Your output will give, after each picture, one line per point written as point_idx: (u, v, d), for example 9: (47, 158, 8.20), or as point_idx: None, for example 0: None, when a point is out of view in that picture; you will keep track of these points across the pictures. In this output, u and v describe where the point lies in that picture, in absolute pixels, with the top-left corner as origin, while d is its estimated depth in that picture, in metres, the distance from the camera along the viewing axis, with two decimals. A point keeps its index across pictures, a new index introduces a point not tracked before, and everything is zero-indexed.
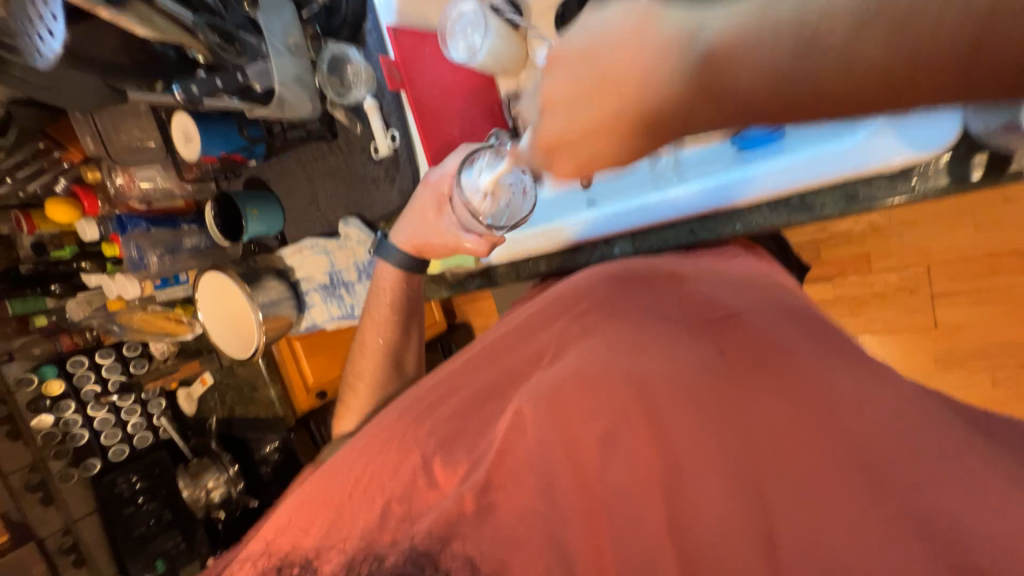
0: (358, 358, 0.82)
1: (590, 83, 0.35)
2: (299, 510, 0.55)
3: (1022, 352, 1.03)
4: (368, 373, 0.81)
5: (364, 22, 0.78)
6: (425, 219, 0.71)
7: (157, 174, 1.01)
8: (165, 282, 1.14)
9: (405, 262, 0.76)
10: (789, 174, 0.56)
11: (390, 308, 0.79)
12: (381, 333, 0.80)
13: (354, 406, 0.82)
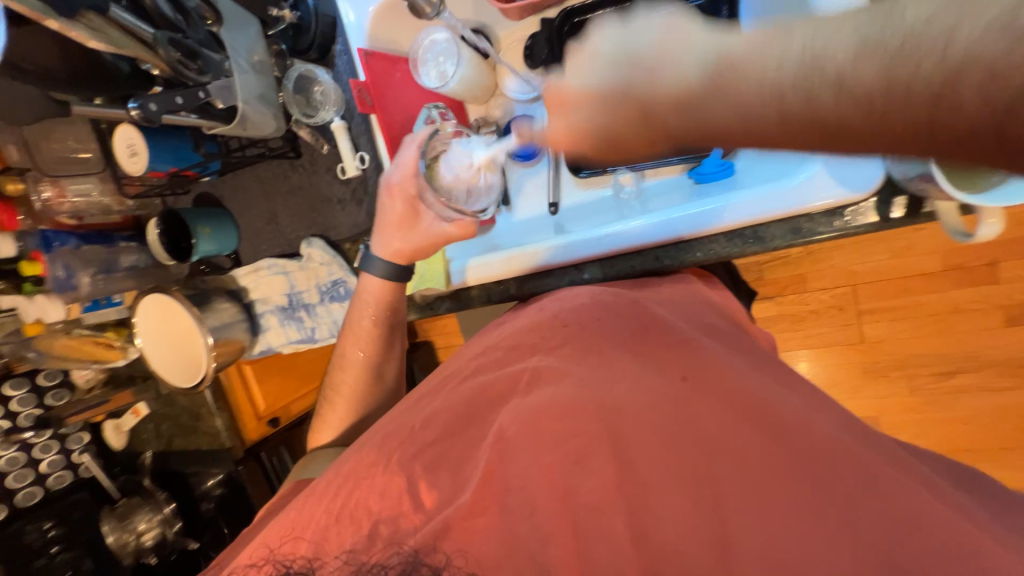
0: (337, 371, 0.80)
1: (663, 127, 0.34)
2: (266, 549, 0.52)
3: (932, 361, 1.16)
4: (346, 388, 0.79)
5: (333, 44, 0.78)
6: (402, 227, 0.71)
7: (93, 188, 0.92)
8: (94, 304, 1.03)
9: (391, 272, 0.73)
10: (743, 209, 0.61)
11: (373, 322, 0.76)
12: (364, 345, 0.77)
13: (331, 421, 0.80)
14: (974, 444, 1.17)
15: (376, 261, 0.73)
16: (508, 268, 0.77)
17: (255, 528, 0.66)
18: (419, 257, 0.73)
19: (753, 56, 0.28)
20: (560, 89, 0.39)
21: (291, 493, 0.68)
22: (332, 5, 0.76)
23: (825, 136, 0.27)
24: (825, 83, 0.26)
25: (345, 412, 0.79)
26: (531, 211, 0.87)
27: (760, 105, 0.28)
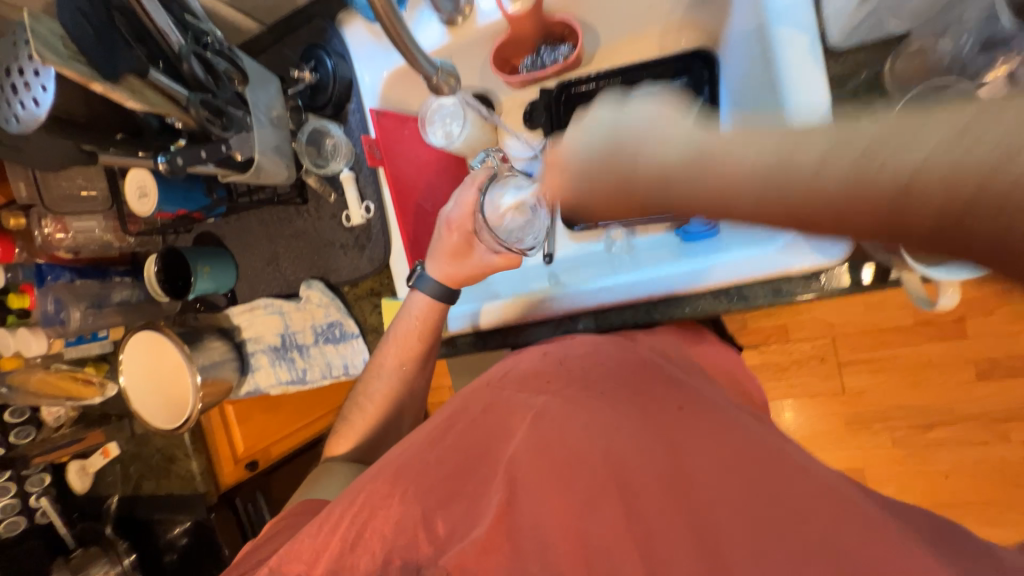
0: (371, 378, 0.80)
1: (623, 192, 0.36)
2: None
3: (911, 415, 1.19)
4: (380, 396, 0.80)
5: (348, 102, 0.83)
6: (459, 256, 0.75)
7: (96, 226, 0.94)
8: (79, 339, 1.01)
9: (440, 293, 0.76)
10: (728, 269, 0.65)
11: (419, 336, 0.77)
12: (401, 358, 0.78)
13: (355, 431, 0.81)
14: (957, 498, 1.18)
15: (426, 280, 0.77)
16: (506, 317, 0.78)
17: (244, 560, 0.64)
18: (469, 282, 0.77)
19: (730, 145, 0.29)
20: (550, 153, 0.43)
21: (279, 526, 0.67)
22: (349, 68, 0.82)
23: (794, 222, 0.28)
24: (802, 158, 0.27)
25: (367, 424, 0.80)
26: (531, 260, 0.92)
27: (718, 181, 0.30)
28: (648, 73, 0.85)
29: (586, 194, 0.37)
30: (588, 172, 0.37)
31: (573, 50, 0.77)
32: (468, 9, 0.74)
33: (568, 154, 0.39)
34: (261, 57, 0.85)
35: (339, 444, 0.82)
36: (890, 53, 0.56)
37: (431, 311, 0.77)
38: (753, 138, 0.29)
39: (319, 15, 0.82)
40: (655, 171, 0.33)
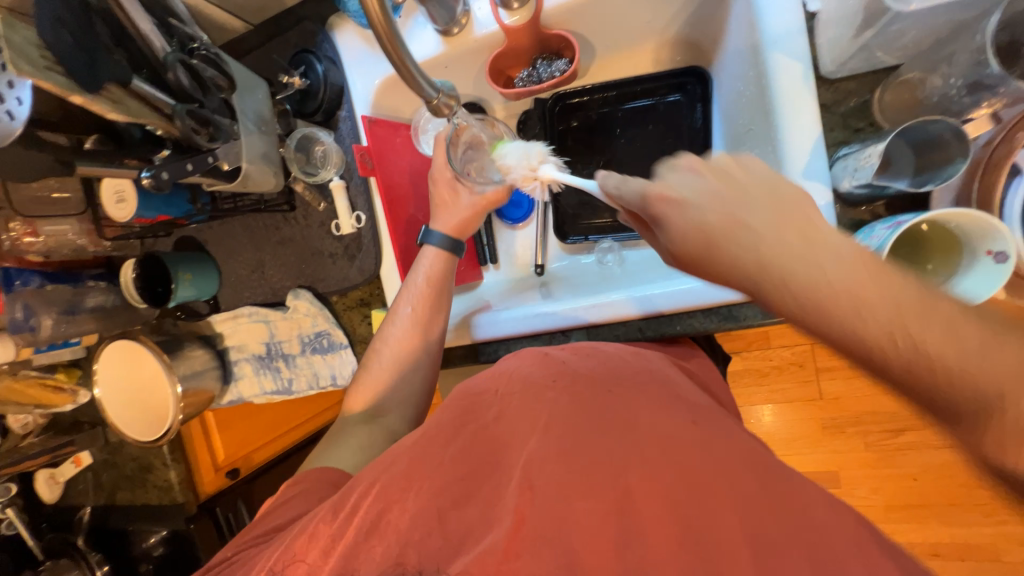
0: (386, 325, 0.77)
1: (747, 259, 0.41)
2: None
3: (885, 420, 1.23)
4: (396, 342, 0.76)
5: (338, 109, 0.81)
6: (449, 204, 0.79)
7: (70, 229, 0.89)
8: (49, 346, 0.97)
9: (449, 245, 0.78)
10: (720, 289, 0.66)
11: (429, 283, 0.76)
12: (416, 307, 0.76)
13: (369, 384, 0.77)
14: (926, 500, 1.23)
15: (433, 233, 0.78)
16: (499, 332, 0.77)
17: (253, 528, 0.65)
18: (470, 229, 0.79)
19: (859, 279, 0.35)
20: (662, 191, 0.46)
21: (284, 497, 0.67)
22: (341, 74, 0.80)
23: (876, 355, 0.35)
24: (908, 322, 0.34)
25: (384, 376, 0.76)
26: (521, 271, 0.94)
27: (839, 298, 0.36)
28: (642, 88, 0.85)
29: (678, 220, 0.45)
30: (694, 199, 0.44)
31: (569, 65, 0.76)
32: (464, 19, 0.73)
33: (686, 178, 0.46)
34: (248, 58, 0.82)
35: (356, 398, 0.78)
36: (878, 83, 0.58)
37: (441, 260, 0.78)
38: (842, 243, 0.37)
39: (309, 18, 0.80)
40: (741, 230, 0.41)
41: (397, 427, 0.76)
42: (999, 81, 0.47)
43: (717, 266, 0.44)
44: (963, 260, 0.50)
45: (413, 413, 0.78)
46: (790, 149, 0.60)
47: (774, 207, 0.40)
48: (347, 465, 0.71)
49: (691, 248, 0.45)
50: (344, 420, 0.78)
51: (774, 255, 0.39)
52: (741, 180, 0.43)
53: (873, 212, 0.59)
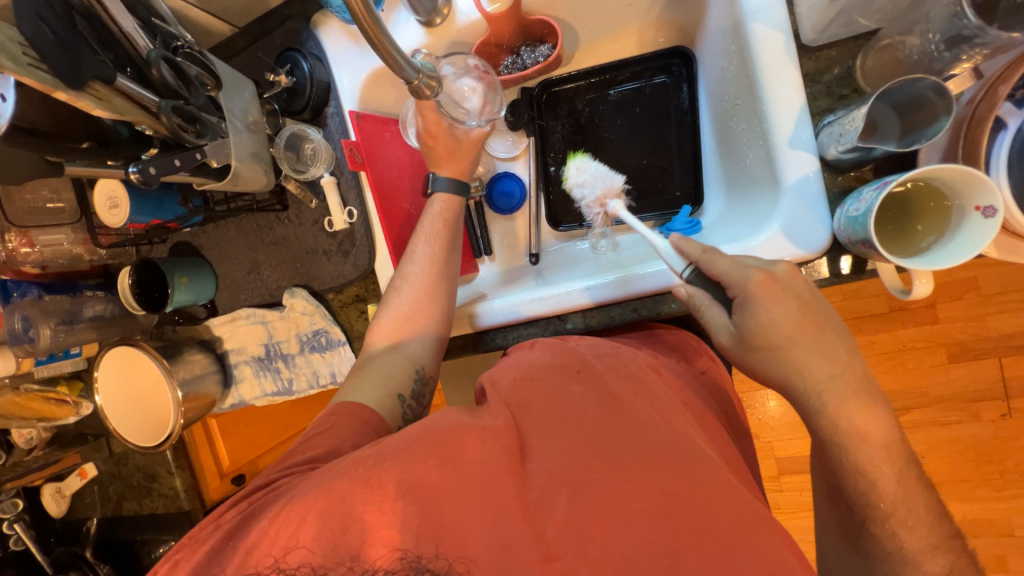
0: (404, 263, 0.74)
1: (816, 360, 0.53)
2: (263, 565, 0.47)
3: (894, 398, 1.23)
4: (418, 281, 0.72)
5: (326, 106, 0.82)
6: (452, 151, 0.76)
7: (65, 239, 0.90)
8: (50, 357, 0.97)
9: (455, 187, 0.76)
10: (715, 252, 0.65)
11: (446, 226, 0.75)
12: (433, 240, 0.74)
13: (387, 325, 0.72)
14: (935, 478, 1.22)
15: (439, 178, 0.76)
16: (495, 320, 0.77)
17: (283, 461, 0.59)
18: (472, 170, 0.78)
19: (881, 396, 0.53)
20: (769, 281, 0.53)
21: (316, 428, 0.61)
22: (327, 71, 0.80)
23: (880, 409, 0.53)
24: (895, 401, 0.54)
25: (404, 308, 0.71)
26: (510, 261, 0.93)
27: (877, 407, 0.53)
28: (628, 71, 0.86)
29: (776, 309, 0.53)
30: (794, 298, 0.53)
31: (553, 50, 0.78)
32: (446, 9, 0.73)
33: (788, 279, 0.54)
34: (234, 60, 0.82)
35: (375, 333, 0.73)
36: (861, 49, 0.58)
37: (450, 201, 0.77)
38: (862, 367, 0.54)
39: (294, 17, 0.80)
40: (818, 337, 0.53)
41: (419, 357, 0.70)
42: (977, 31, 0.48)
43: (774, 356, 0.54)
44: (953, 216, 0.50)
45: (437, 343, 0.72)
46: (774, 120, 0.60)
47: (840, 328, 0.54)
48: (371, 401, 0.65)
49: (769, 337, 0.53)
50: (364, 358, 0.72)
51: (830, 363, 0.53)
52: (817, 296, 0.54)
53: (861, 177, 0.59)
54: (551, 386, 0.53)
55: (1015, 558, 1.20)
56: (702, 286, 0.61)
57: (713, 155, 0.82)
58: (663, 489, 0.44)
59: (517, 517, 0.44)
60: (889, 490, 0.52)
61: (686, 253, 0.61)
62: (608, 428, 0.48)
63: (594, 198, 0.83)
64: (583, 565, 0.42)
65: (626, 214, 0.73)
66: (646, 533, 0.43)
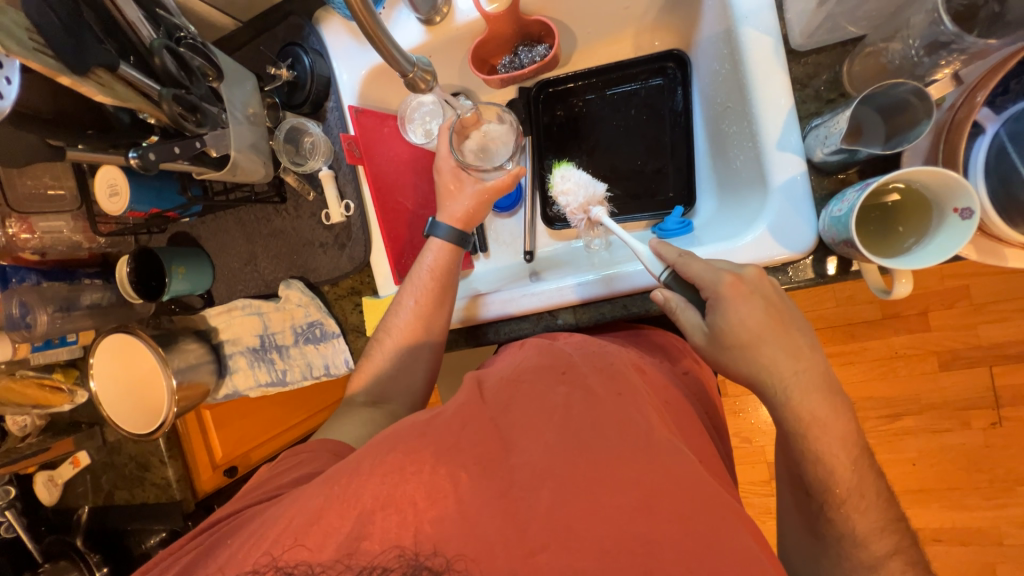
0: (390, 315, 0.75)
1: (791, 357, 0.54)
2: (260, 563, 0.46)
3: (884, 404, 1.24)
4: (401, 334, 0.73)
5: (326, 101, 0.83)
6: (449, 194, 0.77)
7: (65, 226, 0.92)
8: (46, 344, 0.98)
9: (455, 237, 0.76)
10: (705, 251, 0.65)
11: (435, 284, 0.74)
12: (421, 296, 0.73)
13: (369, 371, 0.74)
14: (923, 484, 1.23)
15: (440, 225, 0.76)
16: (488, 315, 0.78)
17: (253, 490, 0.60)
18: (478, 220, 0.77)
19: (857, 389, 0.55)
20: (738, 285, 0.55)
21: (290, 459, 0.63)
22: (327, 66, 0.82)
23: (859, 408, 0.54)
24: None
25: (386, 363, 0.74)
26: (504, 260, 0.95)
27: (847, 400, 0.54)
28: (624, 74, 0.87)
29: (745, 309, 0.54)
30: (761, 299, 0.55)
31: (550, 50, 0.79)
32: (446, 8, 0.75)
33: (755, 281, 0.55)
34: (236, 54, 0.84)
35: (357, 382, 0.75)
36: (847, 56, 0.60)
37: (446, 252, 0.76)
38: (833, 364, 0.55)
39: (297, 13, 0.82)
40: (783, 335, 0.54)
41: (401, 412, 0.73)
42: (954, 37, 0.49)
43: (746, 354, 0.55)
44: (933, 217, 0.51)
45: (415, 401, 0.75)
46: (763, 123, 0.62)
47: (806, 328, 0.55)
48: (352, 441, 0.68)
49: (738, 335, 0.55)
50: (345, 404, 0.75)
51: (795, 360, 0.54)
52: (785, 305, 0.55)
53: (846, 180, 0.60)
54: (538, 378, 0.55)
55: (1003, 567, 1.20)
56: (678, 289, 0.62)
57: (706, 158, 0.84)
58: (644, 480, 0.45)
59: (502, 508, 0.45)
60: (845, 478, 0.53)
61: (663, 257, 0.62)
62: (593, 420, 0.49)
63: (577, 205, 0.81)
64: (567, 556, 0.43)
65: (608, 221, 0.74)
66: (627, 525, 0.43)
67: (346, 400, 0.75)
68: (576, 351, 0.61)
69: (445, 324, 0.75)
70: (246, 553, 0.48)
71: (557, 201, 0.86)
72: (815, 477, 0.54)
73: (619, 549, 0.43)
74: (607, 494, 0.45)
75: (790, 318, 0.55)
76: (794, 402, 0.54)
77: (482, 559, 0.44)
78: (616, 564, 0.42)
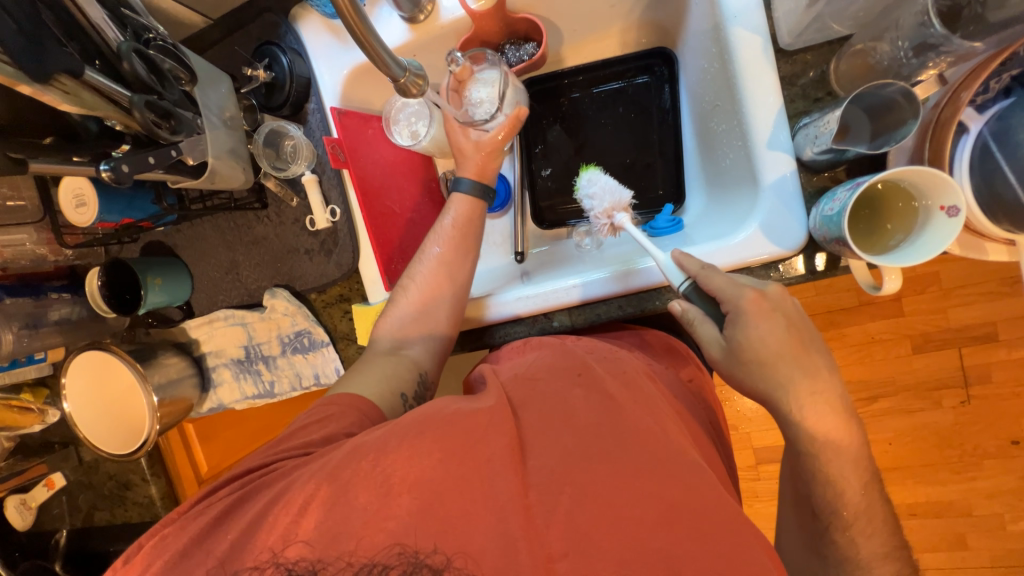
0: (412, 265, 0.72)
1: (802, 367, 0.55)
2: (260, 560, 0.46)
3: (864, 387, 1.28)
4: (425, 284, 0.71)
5: (307, 102, 0.80)
6: (463, 150, 0.75)
7: (27, 238, 0.86)
8: (13, 363, 0.93)
9: (478, 192, 0.74)
10: (702, 251, 0.65)
11: (461, 233, 0.73)
12: (447, 244, 0.72)
13: (394, 318, 0.71)
14: (899, 462, 1.28)
15: (463, 180, 0.74)
16: (484, 318, 0.76)
17: (284, 445, 0.57)
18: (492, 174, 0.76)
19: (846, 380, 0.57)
20: (762, 302, 0.55)
21: (326, 408, 0.60)
22: (307, 66, 0.78)
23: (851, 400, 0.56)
24: None
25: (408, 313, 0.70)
26: (495, 259, 0.93)
27: (841, 397, 0.56)
28: (611, 71, 0.86)
29: (765, 327, 0.55)
30: (783, 317, 0.55)
31: (538, 48, 0.78)
32: (430, 6, 0.73)
33: (778, 298, 0.56)
34: (207, 53, 0.80)
35: (381, 332, 0.71)
36: (834, 54, 0.60)
37: (472, 204, 0.74)
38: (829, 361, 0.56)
39: (272, 9, 0.78)
40: (801, 353, 0.55)
41: (422, 361, 0.69)
42: (942, 40, 0.51)
43: (763, 370, 0.55)
44: (919, 216, 0.52)
45: (440, 348, 0.71)
46: (754, 121, 0.62)
47: (823, 348, 0.56)
48: (371, 394, 0.63)
49: (758, 351, 0.55)
50: (365, 354, 0.70)
51: (813, 380, 0.55)
52: (800, 318, 0.56)
53: (835, 177, 0.61)
54: (550, 389, 0.54)
55: (974, 538, 1.27)
56: (697, 302, 0.62)
57: (694, 155, 0.85)
58: (657, 483, 0.46)
59: (518, 515, 0.45)
60: (853, 501, 0.55)
61: (685, 268, 0.62)
62: (604, 423, 0.50)
63: (602, 210, 0.77)
64: (580, 562, 0.43)
65: (634, 230, 0.72)
66: (640, 525, 0.44)
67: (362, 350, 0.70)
68: (596, 354, 0.60)
69: (468, 274, 0.73)
70: (245, 550, 0.47)
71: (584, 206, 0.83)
72: (812, 466, 0.56)
73: (632, 551, 0.43)
74: (618, 497, 0.45)
75: (807, 333, 0.56)
76: (795, 398, 0.55)
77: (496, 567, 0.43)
78: (630, 565, 0.43)
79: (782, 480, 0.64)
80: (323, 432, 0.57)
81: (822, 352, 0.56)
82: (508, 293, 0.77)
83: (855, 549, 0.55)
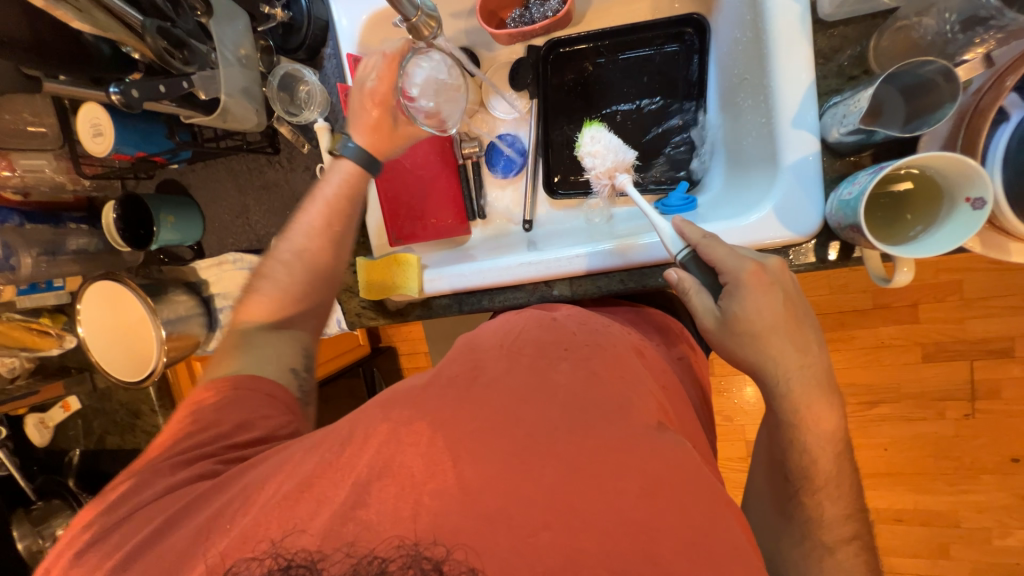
0: (287, 236, 0.74)
1: (797, 354, 0.55)
2: (259, 551, 0.46)
3: (865, 391, 1.27)
4: (302, 253, 0.73)
5: (323, 46, 0.79)
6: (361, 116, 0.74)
7: (46, 165, 0.85)
8: (32, 287, 0.99)
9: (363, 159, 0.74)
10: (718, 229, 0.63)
11: (346, 199, 0.74)
12: (325, 214, 0.73)
13: (274, 294, 0.72)
14: (891, 468, 1.28)
15: (352, 145, 0.73)
16: (480, 282, 0.76)
17: (209, 434, 0.60)
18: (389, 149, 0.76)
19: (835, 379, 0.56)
20: (761, 274, 0.54)
21: (225, 399, 0.63)
22: (324, 9, 0.77)
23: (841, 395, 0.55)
24: None
25: (293, 286, 0.73)
26: (498, 228, 0.91)
27: (835, 399, 0.56)
28: (638, 37, 0.83)
29: (763, 299, 0.54)
30: (781, 291, 0.54)
31: (563, 4, 0.75)
32: None
33: (777, 272, 0.55)
34: None
35: (254, 306, 0.73)
36: (876, 29, 0.57)
37: (354, 170, 0.74)
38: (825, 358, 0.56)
39: None
40: (794, 328, 0.55)
41: (306, 337, 0.74)
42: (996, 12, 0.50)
43: (756, 345, 0.55)
44: (942, 206, 0.50)
45: (320, 324, 0.76)
46: (782, 96, 0.59)
47: (815, 324, 0.56)
48: (268, 372, 0.67)
49: (752, 323, 0.55)
50: (242, 330, 0.72)
51: (802, 354, 0.55)
52: (795, 298, 0.55)
53: (858, 163, 0.59)
54: (541, 358, 0.53)
55: (958, 548, 1.27)
56: (695, 272, 0.60)
57: (716, 133, 0.81)
58: (651, 456, 0.45)
59: (506, 475, 0.45)
60: (829, 469, 0.56)
61: (686, 236, 0.60)
62: (595, 386, 0.49)
63: (604, 169, 0.77)
64: (570, 535, 0.42)
65: (633, 189, 0.71)
66: (629, 497, 0.43)
67: (242, 330, 0.72)
68: (581, 325, 0.61)
69: (344, 244, 0.76)
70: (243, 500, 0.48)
71: (581, 163, 0.81)
72: (806, 455, 0.56)
73: (621, 528, 0.42)
74: (610, 471, 0.44)
75: (799, 312, 0.55)
76: (784, 390, 0.55)
77: (480, 537, 0.43)
78: (620, 541, 0.42)
79: (759, 442, 0.64)
80: (235, 419, 0.61)
81: (818, 343, 0.56)
82: (506, 258, 0.76)
83: (842, 541, 0.55)
